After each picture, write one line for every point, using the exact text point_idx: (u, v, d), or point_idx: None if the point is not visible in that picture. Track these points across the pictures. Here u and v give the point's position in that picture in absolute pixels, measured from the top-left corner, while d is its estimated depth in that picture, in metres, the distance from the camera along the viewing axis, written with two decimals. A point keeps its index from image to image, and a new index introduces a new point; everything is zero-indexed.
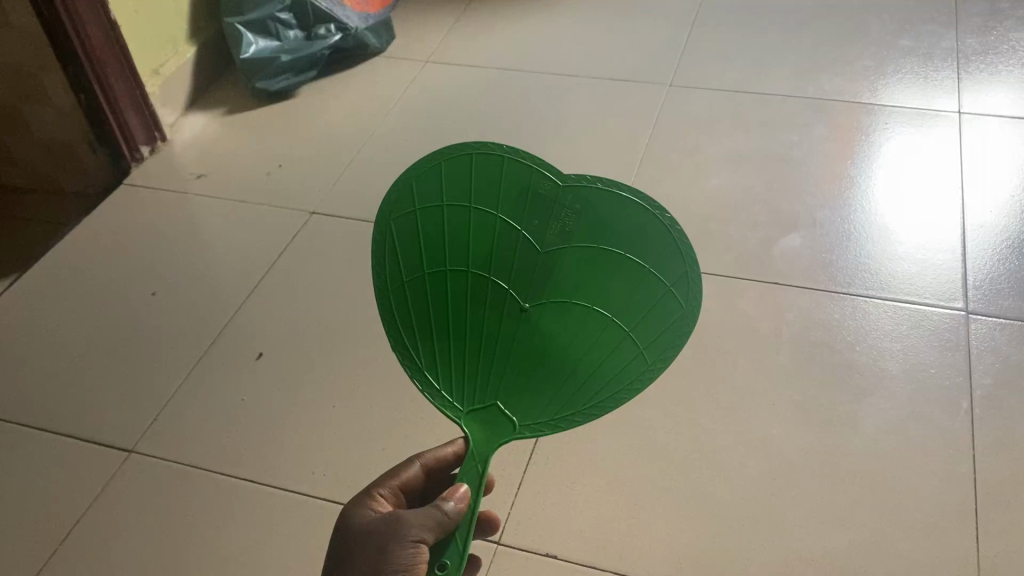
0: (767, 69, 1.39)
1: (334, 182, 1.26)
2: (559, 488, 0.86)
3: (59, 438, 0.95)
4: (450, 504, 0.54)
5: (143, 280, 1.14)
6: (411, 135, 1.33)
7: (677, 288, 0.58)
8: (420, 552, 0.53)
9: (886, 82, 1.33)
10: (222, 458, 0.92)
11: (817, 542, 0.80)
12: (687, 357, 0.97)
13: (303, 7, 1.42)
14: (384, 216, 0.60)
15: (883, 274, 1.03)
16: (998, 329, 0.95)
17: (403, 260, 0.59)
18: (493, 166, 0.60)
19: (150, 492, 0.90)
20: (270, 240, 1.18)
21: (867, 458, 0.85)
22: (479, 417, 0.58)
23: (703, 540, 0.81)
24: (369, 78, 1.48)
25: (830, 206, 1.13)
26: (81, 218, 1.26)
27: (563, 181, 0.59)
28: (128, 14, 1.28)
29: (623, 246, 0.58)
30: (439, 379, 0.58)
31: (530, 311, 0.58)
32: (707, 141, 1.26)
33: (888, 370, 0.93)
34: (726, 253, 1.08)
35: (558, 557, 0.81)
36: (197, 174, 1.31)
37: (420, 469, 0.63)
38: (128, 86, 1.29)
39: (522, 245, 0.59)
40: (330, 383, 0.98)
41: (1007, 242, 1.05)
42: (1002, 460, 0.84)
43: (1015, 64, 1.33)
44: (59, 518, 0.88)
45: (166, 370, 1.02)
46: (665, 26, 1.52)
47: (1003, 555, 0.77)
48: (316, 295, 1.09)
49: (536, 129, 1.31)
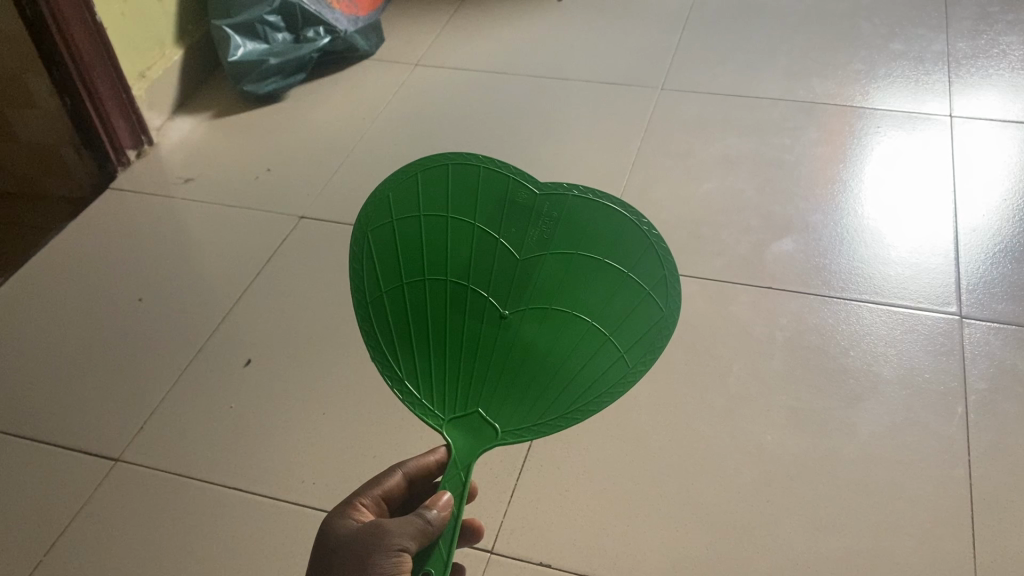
0: (757, 73, 1.38)
1: (323, 185, 1.25)
2: (552, 496, 0.85)
3: (41, 447, 0.93)
4: (433, 511, 0.53)
5: (130, 286, 1.12)
6: (401, 138, 1.32)
7: (657, 292, 0.57)
8: (403, 561, 0.52)
9: (878, 86, 1.33)
10: (210, 467, 0.91)
11: (814, 550, 0.79)
12: (681, 363, 0.96)
13: (291, 10, 1.40)
14: (362, 226, 0.59)
15: (875, 279, 1.03)
16: (991, 333, 0.95)
17: (382, 270, 0.58)
18: (470, 176, 0.59)
19: (136, 501, 0.88)
20: (258, 244, 1.17)
21: (863, 464, 0.85)
22: (461, 424, 0.56)
23: (699, 548, 0.80)
24: (359, 82, 1.47)
25: (822, 210, 1.12)
26: (67, 222, 1.24)
27: (540, 189, 0.58)
28: (114, 17, 1.26)
29: (600, 251, 0.58)
30: (421, 387, 0.57)
31: (510, 318, 0.57)
32: (698, 144, 1.25)
33: (882, 375, 0.92)
34: (718, 257, 1.08)
35: (550, 566, 0.80)
36: (184, 178, 1.29)
37: (404, 477, 0.62)
38: (114, 89, 1.27)
39: (500, 252, 0.58)
40: (319, 390, 0.97)
41: (1001, 245, 1.05)
42: (999, 466, 0.83)
43: (1006, 67, 1.34)
44: (43, 529, 0.86)
45: (153, 376, 1.00)
46: (655, 29, 1.52)
47: (1001, 561, 0.77)
48: (305, 301, 1.08)
49: (526, 132, 1.30)
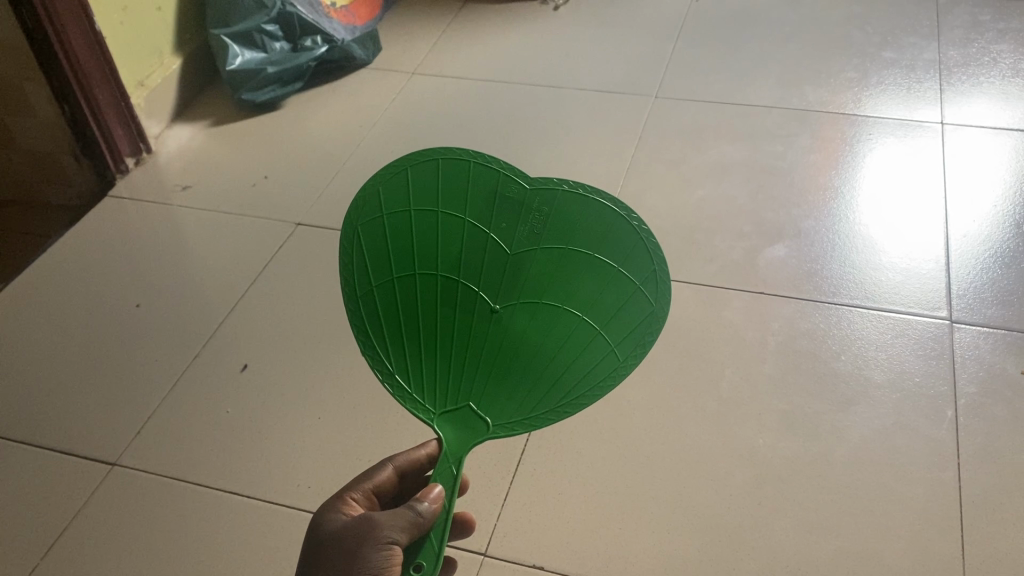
0: (750, 80, 1.40)
1: (320, 192, 1.26)
2: (545, 499, 0.85)
3: (38, 453, 0.94)
4: (424, 504, 0.53)
5: (127, 292, 1.13)
6: (397, 146, 1.33)
7: (646, 288, 0.58)
8: (394, 553, 0.52)
9: (870, 93, 1.34)
10: (207, 471, 0.91)
11: (804, 552, 0.79)
12: (674, 367, 0.96)
13: (289, 20, 1.41)
14: (353, 220, 0.60)
15: (870, 284, 1.04)
16: (981, 337, 0.96)
17: (372, 265, 0.59)
18: (462, 171, 0.61)
19: (132, 506, 0.89)
20: (255, 251, 1.18)
21: (854, 467, 0.85)
22: (451, 418, 0.57)
23: (690, 552, 0.80)
24: (356, 91, 1.48)
25: (815, 215, 1.14)
26: (66, 229, 1.25)
27: (530, 185, 0.61)
28: (114, 25, 1.28)
29: (590, 247, 0.59)
30: (411, 381, 0.57)
31: (501, 313, 0.58)
32: (692, 151, 1.26)
33: (872, 379, 0.93)
34: (711, 263, 1.08)
35: (543, 568, 0.80)
36: (183, 186, 1.30)
37: (394, 471, 0.62)
38: (113, 96, 1.29)
39: (491, 248, 0.59)
40: (316, 394, 0.98)
41: (992, 250, 1.06)
42: (987, 469, 0.84)
43: (996, 74, 1.35)
44: (39, 535, 0.87)
45: (149, 382, 1.01)
46: (649, 38, 1.53)
47: (989, 563, 0.77)
48: (300, 307, 1.08)
49: (520, 140, 1.31)
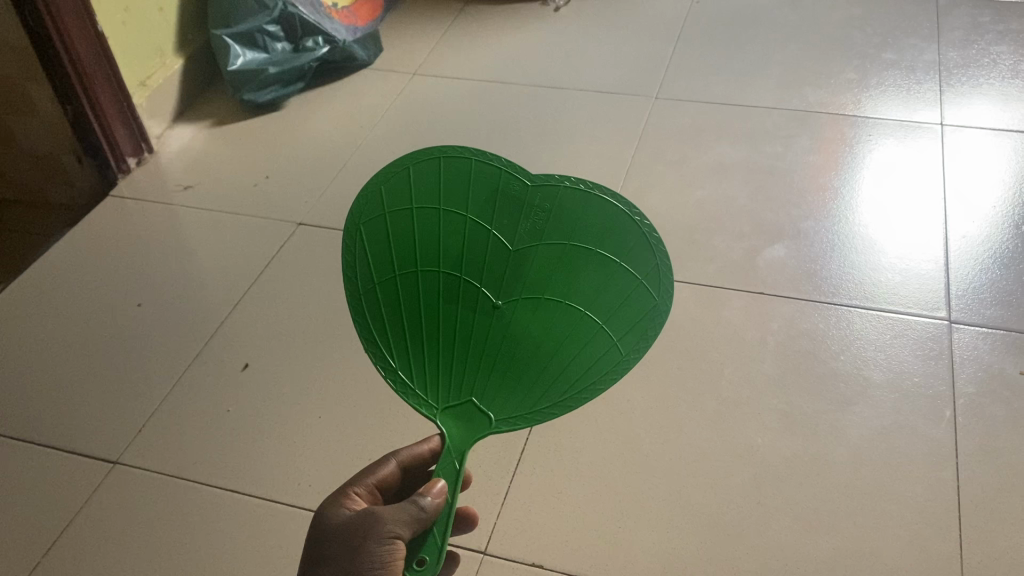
0: (750, 81, 1.40)
1: (321, 192, 1.27)
2: (545, 498, 0.86)
3: (39, 451, 0.94)
4: (427, 499, 0.53)
5: (129, 291, 1.13)
6: (398, 146, 1.34)
7: (648, 283, 0.59)
8: (396, 548, 0.53)
9: (870, 95, 1.34)
10: (208, 470, 0.92)
11: (802, 551, 0.80)
12: (673, 367, 0.97)
13: (291, 20, 1.42)
14: (355, 218, 0.61)
15: (869, 283, 1.04)
16: (981, 338, 0.96)
17: (374, 262, 0.60)
18: (463, 168, 0.61)
19: (133, 503, 0.89)
20: (256, 250, 1.18)
21: (853, 467, 0.86)
22: (454, 413, 0.57)
23: (689, 551, 0.81)
24: (357, 91, 1.48)
25: (815, 215, 1.14)
26: (67, 228, 1.25)
27: (532, 181, 0.61)
28: (116, 26, 1.28)
29: (592, 243, 0.59)
30: (414, 378, 0.58)
31: (503, 310, 0.58)
32: (692, 152, 1.27)
33: (871, 378, 0.93)
34: (711, 263, 1.09)
35: (543, 567, 0.81)
36: (184, 186, 1.31)
37: (397, 466, 0.63)
38: (115, 97, 1.29)
39: (493, 244, 0.59)
40: (317, 393, 0.98)
41: (991, 251, 1.06)
42: (986, 469, 0.84)
43: (995, 76, 1.35)
44: (41, 533, 0.87)
45: (151, 381, 1.01)
46: (650, 38, 1.54)
47: (987, 563, 0.77)
48: (301, 306, 1.09)
49: (521, 141, 1.32)
